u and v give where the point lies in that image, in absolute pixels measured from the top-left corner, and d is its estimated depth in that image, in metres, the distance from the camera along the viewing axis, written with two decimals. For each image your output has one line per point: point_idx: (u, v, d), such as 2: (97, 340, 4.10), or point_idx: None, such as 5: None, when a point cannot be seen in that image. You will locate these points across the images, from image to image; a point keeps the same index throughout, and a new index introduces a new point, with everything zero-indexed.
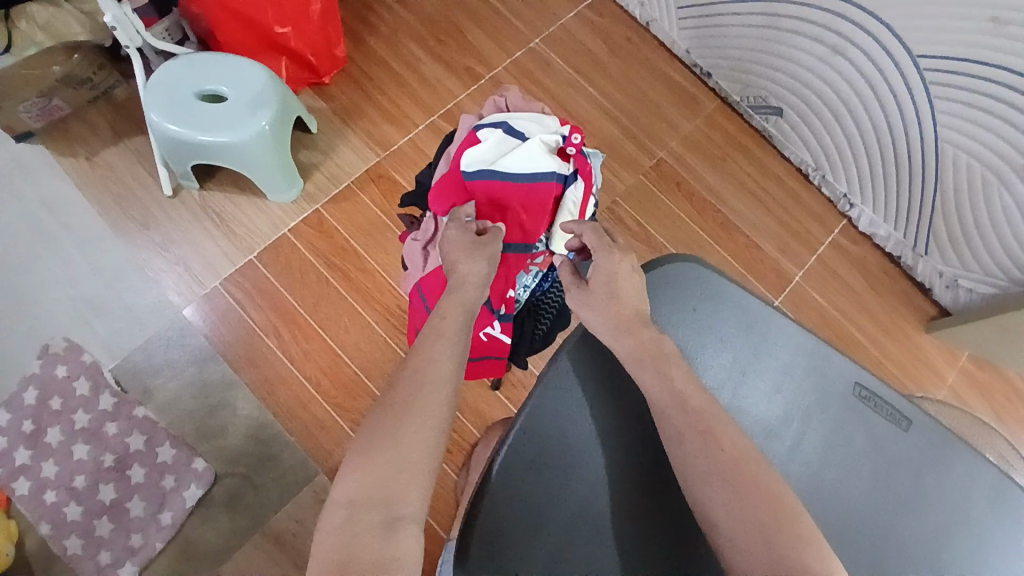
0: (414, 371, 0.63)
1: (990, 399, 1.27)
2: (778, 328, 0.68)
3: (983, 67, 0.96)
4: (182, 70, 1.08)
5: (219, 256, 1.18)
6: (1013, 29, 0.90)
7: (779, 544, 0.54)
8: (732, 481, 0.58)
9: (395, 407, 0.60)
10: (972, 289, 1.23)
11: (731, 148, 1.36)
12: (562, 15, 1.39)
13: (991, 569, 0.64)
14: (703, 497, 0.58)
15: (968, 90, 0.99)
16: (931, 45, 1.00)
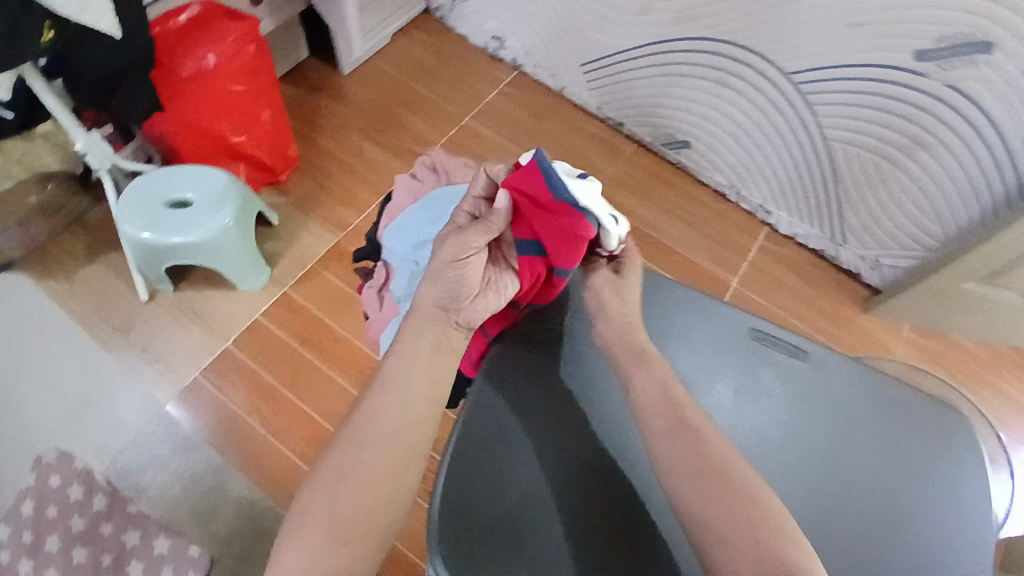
0: (385, 412, 0.66)
1: (942, 363, 1.35)
2: (682, 294, 0.78)
3: (851, 64, 1.14)
4: (144, 208, 1.18)
5: (196, 349, 1.25)
6: (869, 26, 1.08)
7: (756, 529, 0.57)
8: (709, 467, 0.62)
9: (362, 457, 0.63)
10: (894, 265, 1.35)
11: (654, 182, 1.52)
12: (486, 94, 1.57)
13: (922, 466, 0.70)
14: (683, 484, 0.62)
15: (845, 85, 1.17)
16: (806, 55, 1.18)
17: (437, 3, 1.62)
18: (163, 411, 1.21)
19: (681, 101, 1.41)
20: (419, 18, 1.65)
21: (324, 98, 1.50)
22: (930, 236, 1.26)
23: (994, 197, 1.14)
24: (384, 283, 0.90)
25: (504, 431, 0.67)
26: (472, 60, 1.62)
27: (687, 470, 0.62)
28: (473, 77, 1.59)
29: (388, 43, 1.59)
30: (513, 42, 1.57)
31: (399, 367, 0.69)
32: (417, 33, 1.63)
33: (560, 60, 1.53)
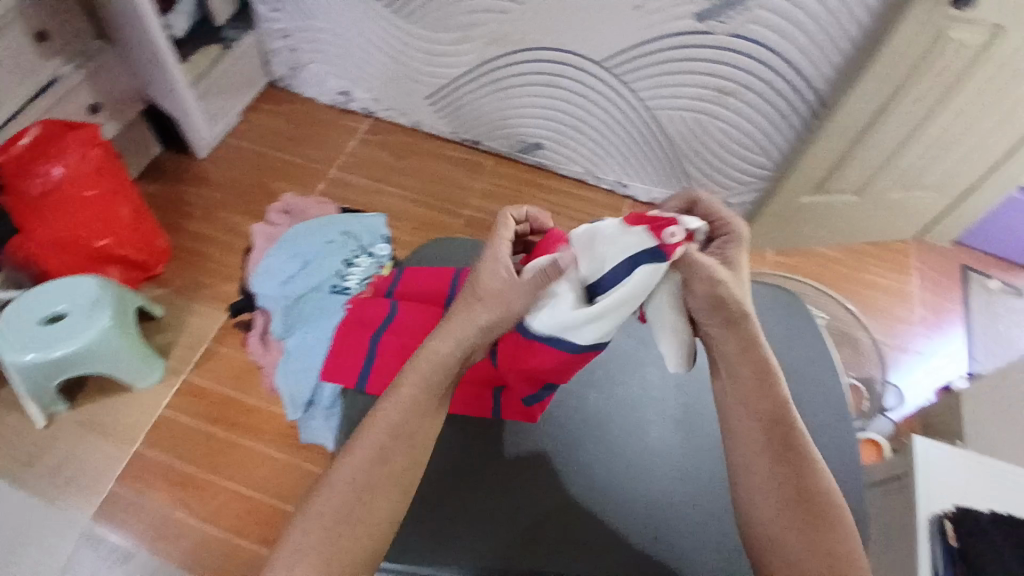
0: (379, 453, 0.60)
1: (806, 273, 1.55)
2: None
3: (650, 43, 1.27)
4: (41, 338, 1.15)
5: (108, 459, 1.22)
6: (653, 7, 1.22)
7: (812, 530, 0.58)
8: (779, 455, 0.62)
9: (359, 496, 0.58)
10: (742, 201, 1.53)
11: (521, 186, 1.63)
12: (343, 144, 1.66)
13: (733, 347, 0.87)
14: (754, 474, 0.62)
15: (652, 62, 1.30)
16: (611, 45, 1.31)
17: (278, 75, 1.71)
18: (88, 531, 1.15)
19: (522, 109, 1.52)
20: (265, 92, 1.74)
21: (187, 186, 1.55)
22: (762, 166, 1.44)
23: (801, 118, 1.32)
24: (265, 329, 1.10)
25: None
26: (324, 118, 1.70)
27: (759, 448, 0.62)
28: (327, 132, 1.68)
29: (240, 121, 1.68)
30: (357, 94, 1.67)
31: (395, 404, 0.62)
32: (266, 106, 1.72)
33: (403, 98, 1.62)
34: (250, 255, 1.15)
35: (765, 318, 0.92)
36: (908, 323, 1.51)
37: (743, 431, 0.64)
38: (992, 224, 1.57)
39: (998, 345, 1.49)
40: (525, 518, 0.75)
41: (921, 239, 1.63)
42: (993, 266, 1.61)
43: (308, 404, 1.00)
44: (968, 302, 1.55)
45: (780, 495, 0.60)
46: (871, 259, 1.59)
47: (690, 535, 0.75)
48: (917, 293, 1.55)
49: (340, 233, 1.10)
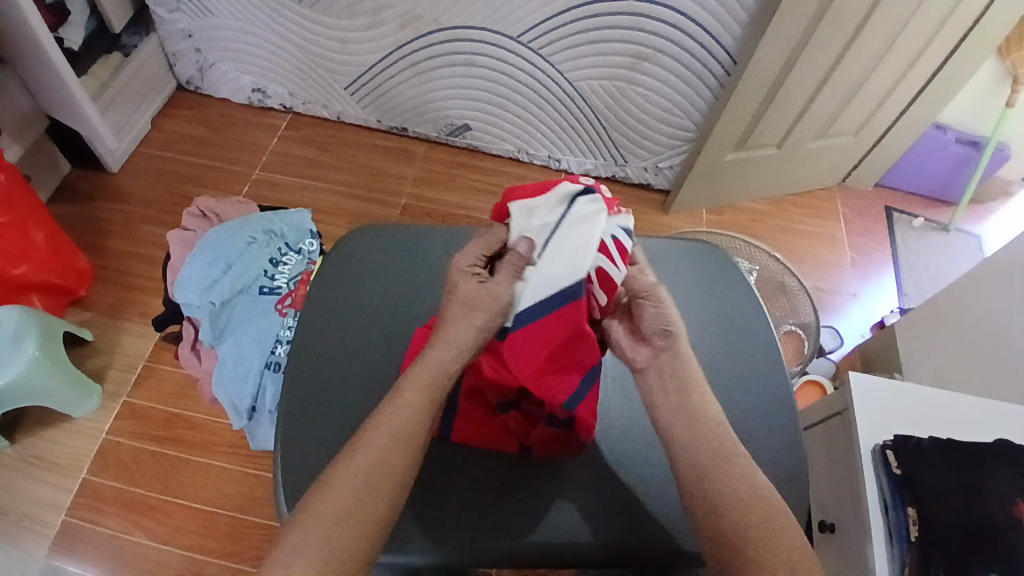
0: (380, 454, 0.58)
1: (741, 228, 1.59)
2: (446, 246, 0.90)
3: (563, 15, 1.28)
4: None
5: (52, 492, 1.17)
6: None
7: (760, 527, 0.58)
8: (720, 460, 0.61)
9: (359, 496, 0.56)
10: (671, 165, 1.56)
11: (453, 169, 1.62)
12: (265, 142, 1.62)
13: None
14: (708, 485, 0.60)
15: (567, 33, 1.31)
16: (523, 20, 1.30)
17: (186, 76, 1.65)
18: (41, 568, 1.10)
19: (445, 92, 1.51)
20: (175, 96, 1.68)
21: (104, 203, 1.49)
22: (685, 128, 1.46)
23: (716, 77, 1.34)
24: (195, 339, 1.05)
25: (317, 412, 0.77)
26: (241, 118, 1.66)
27: (702, 467, 0.61)
28: (248, 132, 1.63)
29: (152, 128, 1.61)
30: (273, 89, 1.62)
31: (400, 407, 0.60)
32: (178, 111, 1.65)
33: (323, 92, 1.59)
34: (167, 263, 1.09)
35: (693, 274, 0.94)
36: (840, 267, 1.56)
37: (693, 452, 0.62)
38: (907, 163, 1.64)
39: (923, 279, 1.56)
40: (471, 494, 0.72)
41: (843, 185, 1.70)
42: (912, 204, 1.69)
43: (252, 411, 0.99)
44: (893, 240, 1.61)
45: (722, 510, 0.59)
46: (798, 209, 1.65)
47: (643, 490, 0.74)
48: (844, 237, 1.61)
49: (264, 230, 1.07)
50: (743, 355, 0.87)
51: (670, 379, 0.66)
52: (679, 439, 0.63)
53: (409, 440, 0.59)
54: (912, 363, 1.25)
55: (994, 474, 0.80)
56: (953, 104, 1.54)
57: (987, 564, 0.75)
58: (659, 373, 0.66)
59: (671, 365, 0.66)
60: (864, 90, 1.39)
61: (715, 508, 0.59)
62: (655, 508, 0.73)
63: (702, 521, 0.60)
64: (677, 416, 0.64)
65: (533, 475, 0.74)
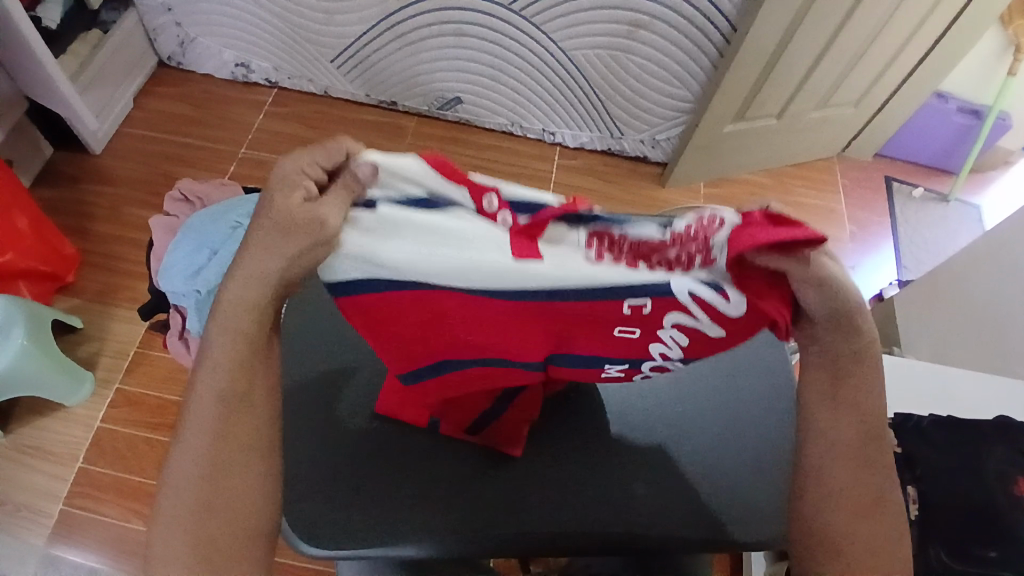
0: (214, 416, 0.52)
1: (740, 201, 1.57)
2: None
3: None
4: None
5: (48, 481, 1.16)
6: None
7: (864, 537, 0.54)
8: (851, 457, 0.55)
9: (224, 466, 0.52)
10: (669, 137, 1.52)
11: (446, 144, 1.58)
12: (251, 120, 1.57)
13: None
14: (826, 480, 0.55)
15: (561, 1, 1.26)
16: None
17: (168, 53, 1.60)
18: (41, 556, 1.10)
19: (435, 65, 1.46)
20: (157, 73, 1.63)
21: (88, 185, 1.45)
22: (683, 99, 1.42)
23: (715, 45, 1.30)
24: (183, 328, 1.03)
25: None
26: (226, 95, 1.61)
27: (844, 458, 0.54)
28: (233, 109, 1.59)
29: (134, 108, 1.57)
30: (258, 64, 1.57)
31: (209, 361, 0.52)
32: (161, 88, 1.60)
33: (309, 65, 1.54)
34: (151, 250, 1.06)
35: None
36: (839, 240, 1.54)
37: (827, 445, 0.55)
38: (909, 134, 1.61)
39: (923, 252, 1.55)
40: (472, 485, 0.69)
41: (842, 155, 1.66)
42: (912, 175, 1.66)
43: None
44: (892, 212, 1.59)
45: (829, 511, 0.55)
46: (797, 181, 1.62)
47: (652, 477, 0.70)
48: (844, 209, 1.58)
49: (248, 214, 1.04)
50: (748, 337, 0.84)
51: (835, 368, 0.54)
52: (814, 432, 0.55)
53: (242, 391, 0.53)
54: (911, 338, 1.24)
55: (993, 452, 0.80)
56: (955, 72, 1.51)
57: (984, 543, 0.75)
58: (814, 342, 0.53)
59: (840, 344, 0.52)
60: (866, 59, 1.36)
61: (826, 504, 0.55)
62: None
63: (810, 518, 0.56)
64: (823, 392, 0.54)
65: (540, 463, 0.70)
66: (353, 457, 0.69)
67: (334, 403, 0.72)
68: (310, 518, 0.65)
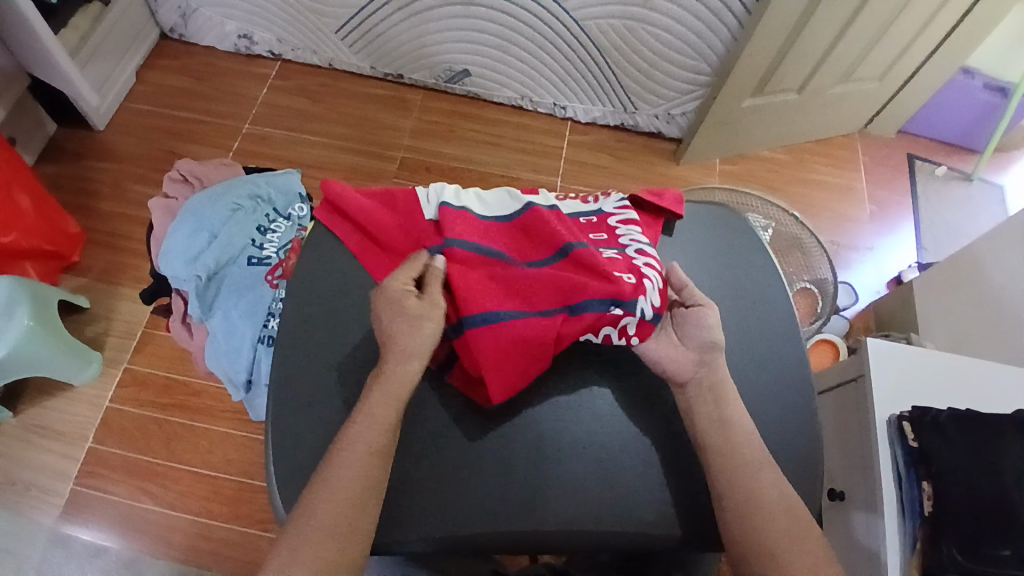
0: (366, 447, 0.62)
1: (755, 179, 1.52)
2: None
3: None
4: None
5: (58, 460, 1.17)
6: None
7: (774, 538, 0.61)
8: (745, 467, 0.65)
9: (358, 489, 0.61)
10: (684, 112, 1.47)
11: (454, 119, 1.54)
12: (254, 94, 1.54)
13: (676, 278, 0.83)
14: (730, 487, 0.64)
15: None
16: None
17: (169, 24, 1.56)
18: (53, 534, 1.12)
19: (442, 37, 1.41)
20: (159, 46, 1.59)
21: (91, 161, 1.43)
22: (699, 73, 1.37)
23: (735, 16, 1.24)
24: (185, 313, 1.02)
25: None
26: (229, 68, 1.57)
27: (734, 465, 0.65)
28: (236, 82, 1.55)
29: (136, 82, 1.54)
30: (260, 35, 1.53)
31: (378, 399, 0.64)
32: (163, 61, 1.57)
33: (312, 37, 1.50)
34: (151, 233, 1.05)
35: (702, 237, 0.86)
36: (857, 220, 1.50)
37: (722, 453, 0.65)
38: (933, 110, 1.55)
39: (943, 233, 1.50)
40: (471, 480, 0.67)
41: (864, 132, 1.61)
42: (935, 152, 1.60)
43: (247, 384, 0.96)
44: (913, 191, 1.54)
45: (748, 519, 0.62)
46: (815, 158, 1.57)
47: (657, 472, 0.68)
48: (863, 188, 1.54)
49: (249, 196, 1.03)
50: (764, 328, 0.81)
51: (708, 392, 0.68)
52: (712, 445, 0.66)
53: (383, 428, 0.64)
54: (929, 324, 1.21)
55: (1011, 449, 0.75)
56: (984, 45, 1.42)
57: (999, 541, 0.71)
58: (701, 388, 0.68)
59: (716, 394, 0.68)
60: (891, 33, 1.29)
61: (753, 517, 0.62)
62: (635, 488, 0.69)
63: (733, 528, 0.63)
64: (720, 438, 0.66)
65: (551, 458, 0.68)
66: None
67: (335, 396, 0.71)
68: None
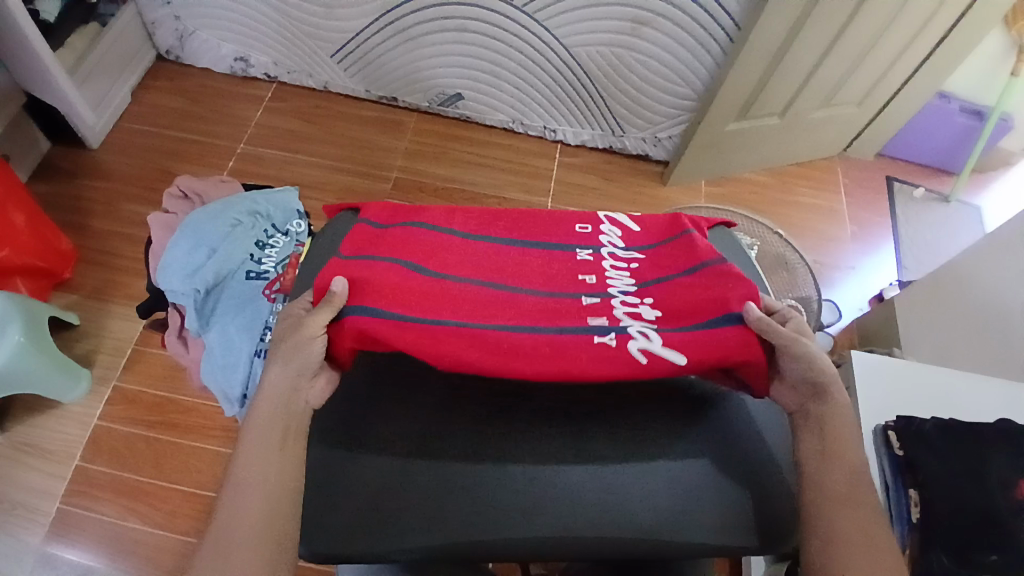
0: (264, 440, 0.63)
1: (741, 200, 1.56)
2: None
3: None
4: None
5: (45, 479, 1.15)
6: None
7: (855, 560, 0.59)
8: (841, 496, 0.63)
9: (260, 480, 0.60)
10: (671, 136, 1.51)
11: (447, 140, 1.57)
12: (250, 115, 1.56)
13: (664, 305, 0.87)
14: (822, 513, 0.62)
15: None
16: None
17: (166, 46, 1.58)
18: (38, 555, 1.10)
19: (434, 61, 1.45)
20: (155, 67, 1.61)
21: (85, 180, 1.44)
22: (685, 97, 1.41)
23: (719, 43, 1.29)
24: (181, 327, 1.03)
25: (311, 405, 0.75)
26: (224, 89, 1.59)
27: (837, 487, 0.63)
28: (231, 104, 1.57)
29: (132, 102, 1.55)
30: (256, 58, 1.56)
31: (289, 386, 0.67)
32: (158, 82, 1.59)
33: (308, 60, 1.53)
34: (149, 248, 1.06)
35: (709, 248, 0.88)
36: (839, 240, 1.54)
37: (826, 478, 0.64)
38: (911, 134, 1.61)
39: (922, 253, 1.54)
40: (467, 489, 0.67)
41: (843, 155, 1.66)
42: (913, 175, 1.66)
43: (243, 399, 0.96)
44: (893, 212, 1.59)
45: (836, 545, 0.60)
46: (797, 180, 1.61)
47: (651, 481, 0.69)
48: (844, 209, 1.58)
49: (248, 212, 1.05)
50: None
51: (820, 420, 0.68)
52: (818, 469, 0.65)
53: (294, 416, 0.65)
54: (912, 338, 1.24)
55: (994, 457, 0.78)
56: (958, 72, 1.50)
57: (987, 547, 0.74)
58: (815, 420, 0.68)
59: (827, 418, 0.68)
60: (871, 57, 1.34)
61: (830, 538, 0.61)
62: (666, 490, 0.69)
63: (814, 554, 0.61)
64: (820, 461, 0.65)
65: (551, 468, 0.69)
66: (354, 464, 0.69)
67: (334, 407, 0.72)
68: (311, 521, 0.66)
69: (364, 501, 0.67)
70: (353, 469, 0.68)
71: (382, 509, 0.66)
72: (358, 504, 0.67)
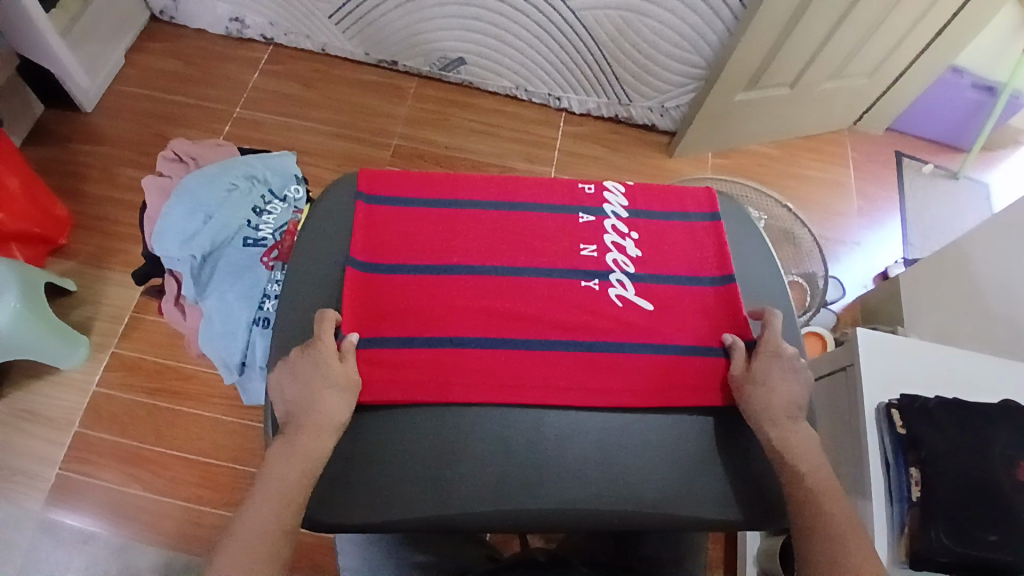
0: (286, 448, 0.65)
1: (749, 171, 1.54)
2: None
3: None
4: None
5: (45, 445, 1.15)
6: None
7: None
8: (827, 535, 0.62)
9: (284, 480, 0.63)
10: (678, 105, 1.48)
11: (448, 107, 1.54)
12: (247, 78, 1.52)
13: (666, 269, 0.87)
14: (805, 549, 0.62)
15: None
16: None
17: (160, 6, 1.53)
18: (41, 520, 1.10)
19: (436, 23, 1.40)
20: (149, 28, 1.56)
21: (79, 144, 1.41)
22: (694, 65, 1.37)
23: (730, 9, 1.24)
24: (178, 294, 1.02)
25: None
26: (220, 51, 1.55)
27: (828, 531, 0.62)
28: (228, 66, 1.53)
29: (126, 64, 1.51)
30: (253, 19, 1.51)
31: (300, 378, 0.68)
32: (152, 43, 1.54)
33: (306, 22, 1.48)
34: (144, 212, 1.04)
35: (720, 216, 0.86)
36: (845, 215, 1.52)
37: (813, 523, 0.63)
38: (921, 109, 1.58)
39: (929, 230, 1.53)
40: (467, 460, 0.67)
41: (853, 129, 1.63)
42: (922, 150, 1.63)
43: (241, 366, 0.96)
44: (901, 187, 1.57)
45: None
46: (805, 153, 1.59)
47: (652, 453, 0.69)
48: (852, 183, 1.56)
49: (244, 176, 1.03)
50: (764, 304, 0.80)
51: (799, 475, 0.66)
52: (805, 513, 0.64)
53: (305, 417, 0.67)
54: (914, 316, 1.23)
55: (997, 435, 0.79)
56: (971, 45, 1.46)
57: (988, 527, 0.74)
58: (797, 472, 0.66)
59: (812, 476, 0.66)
60: (885, 27, 1.31)
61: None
62: (662, 473, 0.68)
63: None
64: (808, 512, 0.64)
65: (551, 444, 0.68)
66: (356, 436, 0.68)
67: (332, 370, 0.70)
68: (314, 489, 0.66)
69: (362, 475, 0.66)
70: (356, 440, 0.68)
71: (382, 480, 0.66)
72: (358, 479, 0.66)
